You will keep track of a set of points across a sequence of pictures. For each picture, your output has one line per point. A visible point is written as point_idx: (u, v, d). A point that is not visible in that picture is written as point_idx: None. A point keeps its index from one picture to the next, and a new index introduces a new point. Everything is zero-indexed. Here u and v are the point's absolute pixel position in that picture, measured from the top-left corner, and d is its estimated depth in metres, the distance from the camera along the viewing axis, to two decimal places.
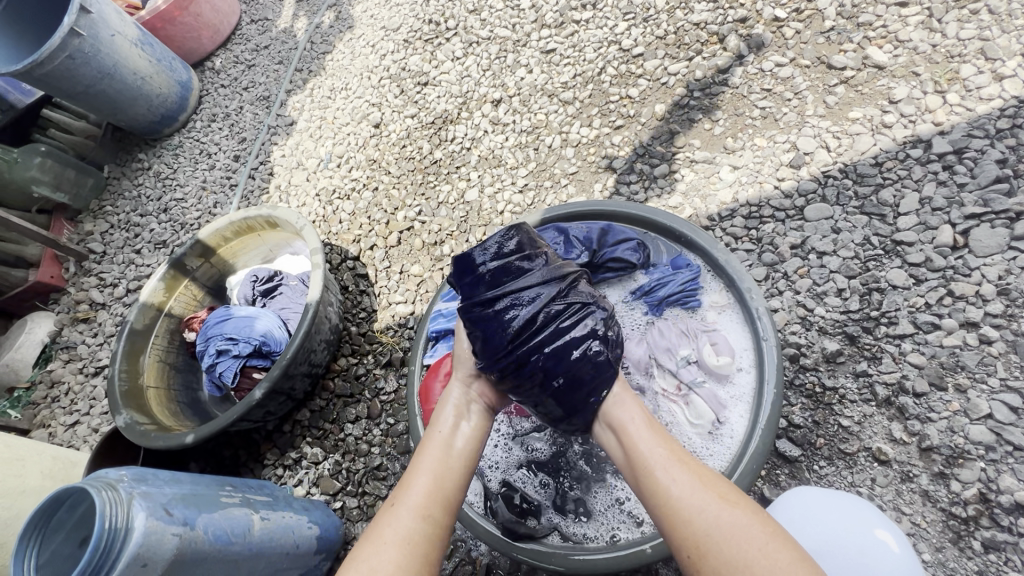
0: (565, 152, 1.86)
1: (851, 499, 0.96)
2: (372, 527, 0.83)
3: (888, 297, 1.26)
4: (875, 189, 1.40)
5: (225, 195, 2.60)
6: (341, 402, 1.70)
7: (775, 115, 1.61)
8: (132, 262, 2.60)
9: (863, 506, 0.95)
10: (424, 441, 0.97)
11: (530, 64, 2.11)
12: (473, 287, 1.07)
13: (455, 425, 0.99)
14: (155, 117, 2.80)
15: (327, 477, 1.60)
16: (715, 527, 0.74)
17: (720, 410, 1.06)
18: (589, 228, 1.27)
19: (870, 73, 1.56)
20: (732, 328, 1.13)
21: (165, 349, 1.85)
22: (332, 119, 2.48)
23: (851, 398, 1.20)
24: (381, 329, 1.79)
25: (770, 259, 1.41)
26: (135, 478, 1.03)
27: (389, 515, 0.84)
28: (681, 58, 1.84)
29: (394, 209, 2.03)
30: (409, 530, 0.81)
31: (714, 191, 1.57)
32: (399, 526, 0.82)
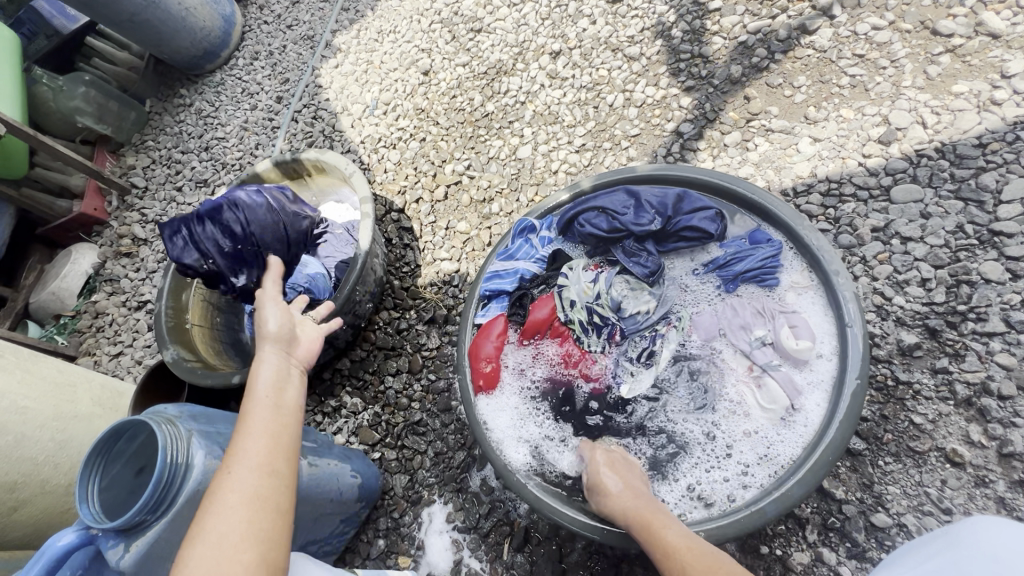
0: (627, 113, 1.76)
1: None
2: (207, 494, 0.75)
3: (978, 291, 1.17)
4: (975, 172, 1.29)
5: (267, 136, 2.56)
6: (382, 354, 1.69)
7: (866, 85, 1.48)
8: (173, 200, 2.60)
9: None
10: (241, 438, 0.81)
11: (594, 15, 1.97)
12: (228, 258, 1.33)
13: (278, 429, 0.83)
14: (199, 52, 2.74)
15: (366, 427, 1.60)
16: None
17: (794, 395, 1.03)
18: (664, 193, 1.21)
19: (981, 42, 1.41)
20: (813, 310, 1.08)
21: (209, 288, 1.85)
22: (379, 63, 2.39)
23: (927, 395, 1.13)
24: (425, 285, 1.75)
25: (848, 241, 1.32)
26: (192, 415, 1.02)
27: (225, 475, 0.76)
28: (763, 15, 1.69)
29: (441, 161, 1.96)
30: (252, 486, 0.75)
31: (790, 163, 1.47)
32: (240, 483, 0.75)
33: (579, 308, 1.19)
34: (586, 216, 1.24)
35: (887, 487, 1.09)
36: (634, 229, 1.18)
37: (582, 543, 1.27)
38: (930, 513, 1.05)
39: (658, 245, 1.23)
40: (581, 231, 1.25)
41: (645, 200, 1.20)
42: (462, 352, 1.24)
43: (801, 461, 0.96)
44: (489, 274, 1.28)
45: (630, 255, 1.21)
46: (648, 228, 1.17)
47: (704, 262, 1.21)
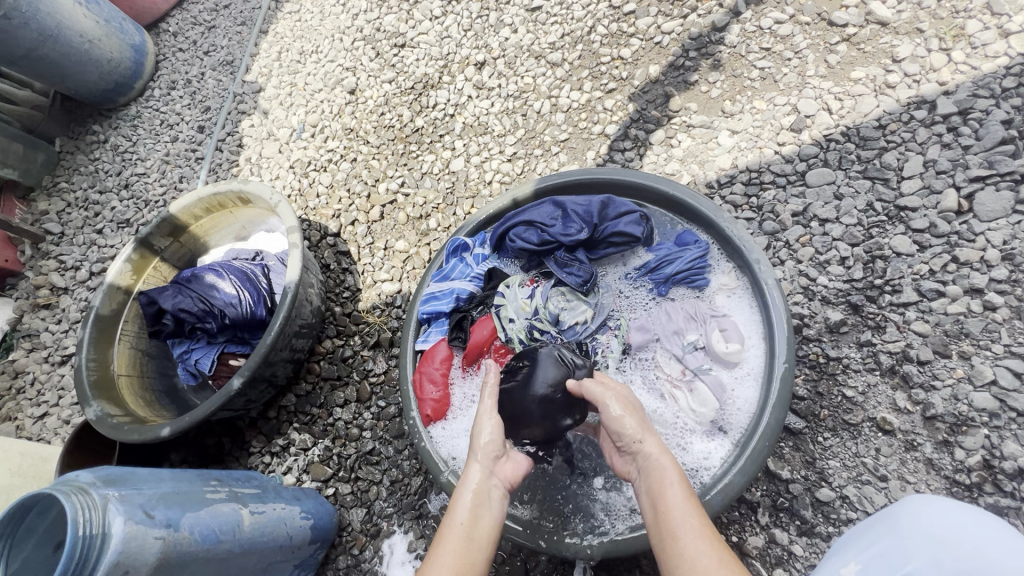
0: (555, 119, 1.77)
1: (983, 523, 0.74)
2: None
3: (891, 265, 1.23)
4: (878, 152, 1.36)
5: (191, 168, 2.44)
6: (328, 385, 1.63)
7: (775, 76, 1.54)
8: (94, 243, 2.45)
9: (988, 535, 0.72)
10: (443, 528, 0.84)
11: (515, 24, 1.98)
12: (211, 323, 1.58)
13: (476, 513, 0.86)
14: (108, 85, 2.59)
15: (318, 463, 1.54)
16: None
17: (727, 394, 1.06)
18: (589, 201, 1.21)
19: (872, 30, 1.50)
20: (740, 309, 1.12)
21: (136, 334, 1.74)
22: (303, 85, 2.32)
23: (856, 367, 1.18)
24: (367, 309, 1.70)
25: (772, 228, 1.36)
26: (110, 479, 0.95)
27: None
28: (675, 15, 1.74)
29: (375, 180, 1.93)
30: None
31: (712, 157, 1.51)
32: None
33: (520, 326, 1.18)
34: (516, 230, 1.24)
35: (827, 462, 1.12)
36: (563, 240, 1.19)
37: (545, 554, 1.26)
38: (869, 482, 1.09)
39: (589, 253, 1.24)
40: (513, 246, 1.25)
41: (571, 210, 1.21)
42: (406, 382, 1.22)
43: (738, 452, 0.99)
44: (426, 297, 1.27)
45: (563, 265, 1.21)
46: (576, 238, 1.18)
47: (635, 267, 1.23)
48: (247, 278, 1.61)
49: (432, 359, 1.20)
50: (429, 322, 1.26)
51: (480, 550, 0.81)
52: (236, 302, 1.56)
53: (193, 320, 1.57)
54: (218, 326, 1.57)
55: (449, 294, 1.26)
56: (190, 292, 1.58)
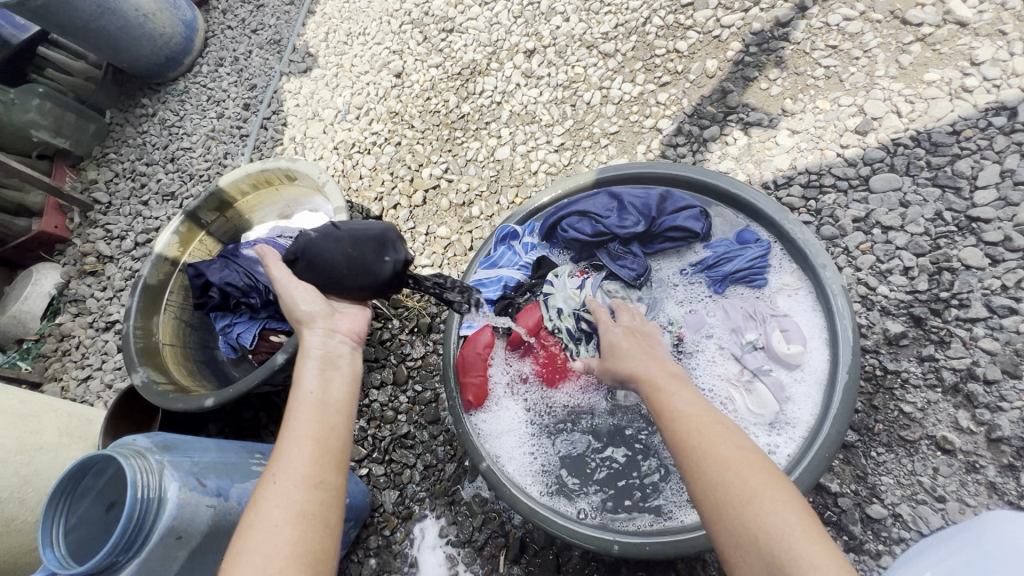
0: (605, 110, 1.73)
1: None
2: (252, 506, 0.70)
3: (960, 278, 1.18)
4: (950, 160, 1.30)
5: (235, 144, 2.47)
6: (365, 366, 1.64)
7: (841, 75, 1.48)
8: (140, 214, 2.51)
9: None
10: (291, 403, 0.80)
11: (567, 12, 1.95)
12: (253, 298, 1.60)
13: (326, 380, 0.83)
14: (159, 60, 2.64)
15: (352, 442, 1.55)
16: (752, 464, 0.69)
17: (785, 396, 1.04)
18: (646, 196, 1.20)
19: (950, 31, 1.42)
20: (802, 310, 1.09)
21: (180, 306, 1.78)
22: (349, 67, 2.33)
23: (915, 383, 1.13)
24: (406, 293, 1.71)
25: (831, 233, 1.31)
26: (163, 446, 0.96)
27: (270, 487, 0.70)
28: (736, 8, 1.68)
29: (418, 165, 1.92)
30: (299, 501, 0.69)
31: (770, 156, 1.46)
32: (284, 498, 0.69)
33: (567, 315, 1.19)
34: (569, 220, 1.22)
35: (880, 478, 1.09)
36: (618, 232, 1.17)
37: (578, 550, 1.25)
38: (924, 502, 1.05)
39: (643, 246, 1.22)
40: (565, 236, 1.22)
41: (628, 203, 1.19)
42: (449, 365, 1.21)
43: (794, 462, 0.97)
44: (473, 283, 1.26)
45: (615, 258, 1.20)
46: (634, 229, 1.16)
47: (691, 263, 1.21)
48: None
49: (477, 341, 1.19)
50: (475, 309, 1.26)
51: (337, 416, 0.79)
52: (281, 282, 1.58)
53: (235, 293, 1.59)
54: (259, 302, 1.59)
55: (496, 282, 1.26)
56: (237, 267, 1.60)
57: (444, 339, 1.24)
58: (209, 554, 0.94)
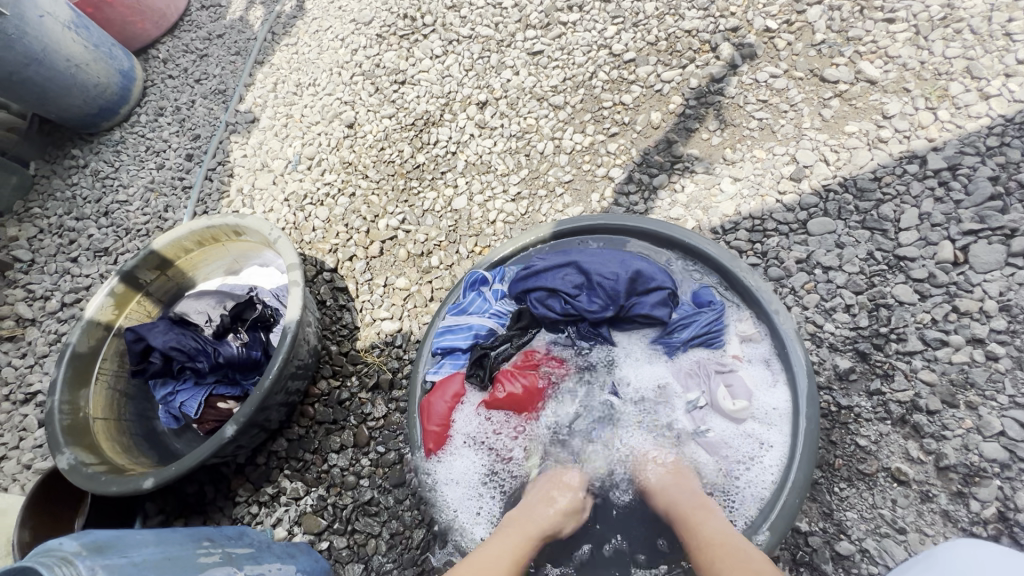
0: (558, 160, 1.79)
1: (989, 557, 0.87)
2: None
3: (895, 313, 1.26)
4: (875, 204, 1.41)
5: (177, 196, 2.37)
6: (324, 430, 1.55)
7: (773, 127, 1.60)
8: (67, 271, 2.33)
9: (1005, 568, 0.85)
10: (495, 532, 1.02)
11: (517, 66, 2.02)
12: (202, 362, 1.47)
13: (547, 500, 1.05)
14: (92, 110, 2.53)
15: (311, 514, 1.45)
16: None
17: (748, 441, 1.09)
18: (617, 276, 1.19)
19: (862, 87, 1.58)
20: (758, 356, 1.16)
21: (115, 373, 1.64)
22: (299, 117, 2.31)
23: (867, 417, 1.19)
24: (366, 348, 1.65)
25: (777, 274, 1.39)
26: (94, 547, 0.86)
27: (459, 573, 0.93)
28: (674, 65, 1.80)
29: (374, 216, 1.90)
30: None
31: (715, 203, 1.55)
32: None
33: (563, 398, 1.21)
34: (537, 296, 1.24)
35: (845, 513, 1.12)
36: (587, 315, 1.20)
37: None
38: (888, 535, 1.08)
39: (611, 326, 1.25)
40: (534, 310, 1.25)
41: (597, 283, 1.19)
42: (414, 411, 1.21)
43: (767, 507, 1.02)
44: (441, 331, 1.27)
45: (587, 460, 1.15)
46: (601, 314, 1.19)
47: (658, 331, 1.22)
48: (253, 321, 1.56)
49: (445, 392, 1.20)
50: (443, 354, 1.26)
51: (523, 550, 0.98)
52: (243, 347, 1.50)
53: (181, 355, 1.45)
54: (210, 366, 1.47)
55: (466, 331, 1.26)
56: (187, 330, 1.49)
57: (410, 387, 1.24)
58: None
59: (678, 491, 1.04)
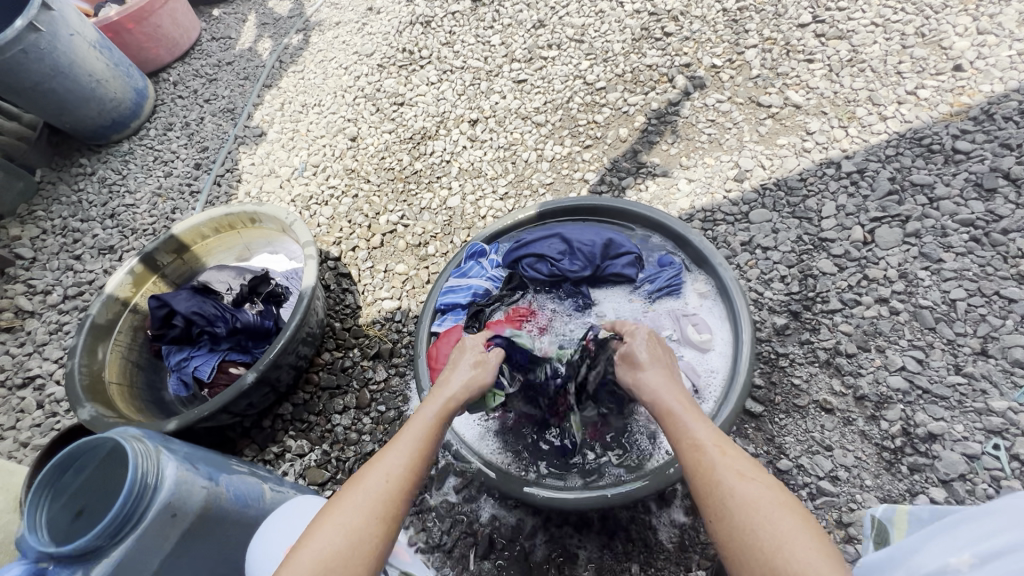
0: (540, 166, 2.06)
1: None
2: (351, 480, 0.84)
3: (820, 281, 1.54)
4: (802, 199, 1.71)
5: (184, 201, 2.54)
6: (328, 394, 1.70)
7: (719, 140, 1.92)
8: (70, 268, 2.44)
9: None
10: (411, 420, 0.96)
11: (504, 91, 2.34)
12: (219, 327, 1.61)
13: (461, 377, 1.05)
14: (106, 122, 2.72)
15: (315, 467, 1.57)
16: (761, 502, 0.74)
17: (698, 372, 1.30)
18: (593, 243, 1.46)
19: (790, 111, 1.92)
20: (709, 309, 1.39)
21: (128, 345, 1.76)
22: (305, 132, 2.55)
23: (799, 361, 1.43)
24: (367, 324, 1.82)
25: (725, 253, 1.66)
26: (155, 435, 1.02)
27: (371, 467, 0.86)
28: (638, 92, 2.14)
29: (376, 213, 2.11)
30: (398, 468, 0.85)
31: (674, 199, 1.83)
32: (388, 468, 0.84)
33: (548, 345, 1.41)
34: (527, 261, 1.47)
35: (784, 437, 1.33)
36: (569, 274, 1.44)
37: (542, 537, 1.34)
38: (818, 452, 1.30)
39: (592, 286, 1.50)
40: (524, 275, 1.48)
41: (577, 248, 1.45)
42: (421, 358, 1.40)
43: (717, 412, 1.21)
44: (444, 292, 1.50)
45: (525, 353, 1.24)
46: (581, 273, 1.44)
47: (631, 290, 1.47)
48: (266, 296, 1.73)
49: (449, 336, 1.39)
50: (445, 311, 1.48)
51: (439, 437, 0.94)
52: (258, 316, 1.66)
53: (201, 320, 1.60)
54: (226, 331, 1.62)
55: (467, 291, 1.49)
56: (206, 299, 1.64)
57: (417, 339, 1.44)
58: (195, 539, 0.97)
59: (665, 391, 1.00)
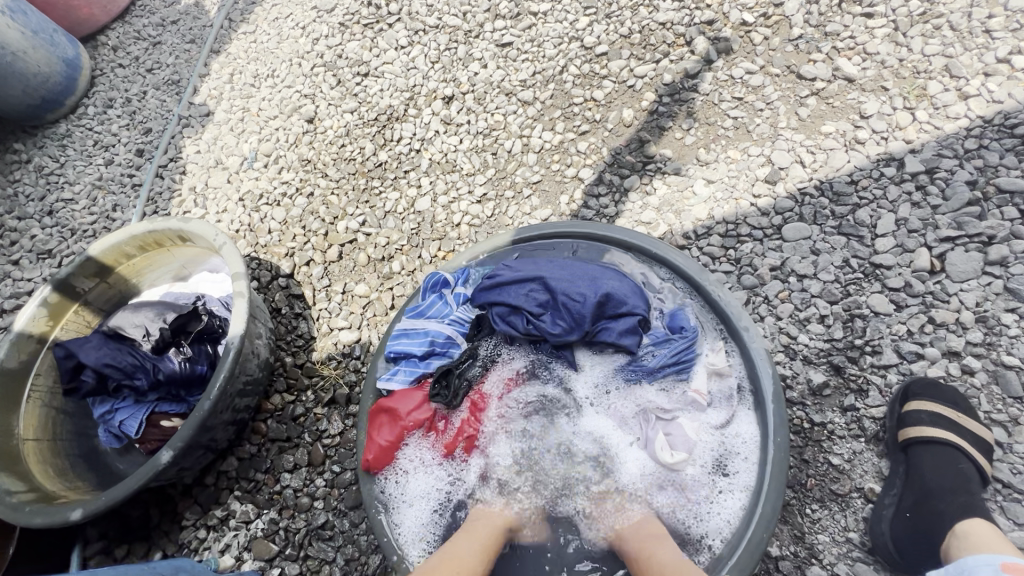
0: (526, 159, 1.70)
1: None
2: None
3: (871, 325, 1.22)
4: (851, 208, 1.36)
5: (127, 195, 2.23)
6: (276, 448, 1.46)
7: (748, 126, 1.53)
8: (8, 275, 2.18)
9: None
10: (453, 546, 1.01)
11: (485, 58, 1.92)
12: (140, 380, 1.36)
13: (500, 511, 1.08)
14: (35, 101, 2.36)
15: (261, 539, 1.37)
16: None
17: (710, 476, 1.07)
18: (584, 298, 1.13)
19: (840, 86, 1.51)
20: (728, 383, 1.13)
21: (50, 390, 1.51)
22: (257, 111, 2.17)
23: (841, 434, 1.14)
24: (322, 360, 1.56)
25: (750, 282, 1.33)
26: None
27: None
28: (647, 59, 1.72)
29: (333, 218, 1.79)
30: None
31: (688, 206, 1.48)
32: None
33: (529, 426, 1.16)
34: (499, 310, 1.19)
35: (817, 536, 1.08)
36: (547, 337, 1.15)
37: None
38: (860, 559, 1.05)
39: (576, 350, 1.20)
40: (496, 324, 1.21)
41: (562, 304, 1.14)
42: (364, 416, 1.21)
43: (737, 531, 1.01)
44: (397, 335, 1.25)
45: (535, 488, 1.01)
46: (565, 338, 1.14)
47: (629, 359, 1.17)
48: (199, 336, 1.45)
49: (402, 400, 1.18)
50: (397, 361, 1.24)
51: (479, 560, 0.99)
52: (186, 363, 1.40)
53: (117, 372, 1.35)
54: (149, 385, 1.36)
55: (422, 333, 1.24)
56: (122, 346, 1.38)
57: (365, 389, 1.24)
58: None
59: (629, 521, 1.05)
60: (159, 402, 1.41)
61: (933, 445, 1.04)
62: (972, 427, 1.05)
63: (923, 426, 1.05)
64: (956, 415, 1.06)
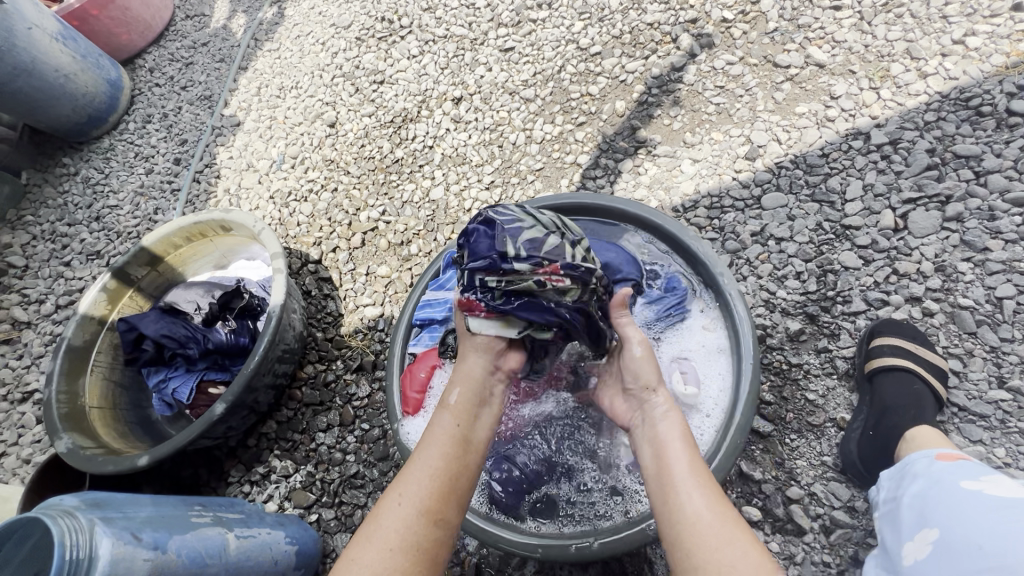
0: (529, 149, 1.88)
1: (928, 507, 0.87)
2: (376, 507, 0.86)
3: (841, 278, 1.36)
4: (823, 178, 1.50)
5: (166, 200, 2.44)
6: (311, 411, 1.63)
7: (729, 111, 1.69)
8: (61, 275, 2.39)
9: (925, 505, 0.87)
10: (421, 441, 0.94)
11: (489, 62, 2.11)
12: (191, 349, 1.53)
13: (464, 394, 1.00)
14: (82, 118, 2.60)
15: (300, 489, 1.53)
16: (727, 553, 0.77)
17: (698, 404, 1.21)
18: None
19: (811, 71, 1.67)
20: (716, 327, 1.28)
21: (109, 365, 1.69)
22: (283, 119, 2.38)
23: (815, 373, 1.28)
24: (350, 333, 1.73)
25: (733, 246, 1.48)
26: (91, 504, 0.94)
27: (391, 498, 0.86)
28: (637, 56, 1.89)
29: (355, 209, 1.98)
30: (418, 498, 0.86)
31: (676, 183, 1.63)
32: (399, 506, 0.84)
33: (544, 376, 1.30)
34: None
35: (796, 462, 1.21)
36: None
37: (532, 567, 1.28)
38: (834, 478, 1.18)
39: None
40: None
41: None
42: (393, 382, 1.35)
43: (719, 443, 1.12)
44: (420, 305, 1.40)
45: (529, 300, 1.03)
46: None
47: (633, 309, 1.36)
48: (242, 311, 1.63)
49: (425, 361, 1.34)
50: (422, 328, 1.40)
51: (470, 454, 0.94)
52: (230, 334, 1.57)
53: (172, 342, 1.52)
54: (199, 353, 1.53)
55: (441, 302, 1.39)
56: (176, 320, 1.56)
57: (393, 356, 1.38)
58: None
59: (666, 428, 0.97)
60: (207, 370, 1.58)
61: (895, 373, 1.17)
62: (926, 355, 1.19)
63: (884, 357, 1.19)
64: (913, 346, 1.20)
